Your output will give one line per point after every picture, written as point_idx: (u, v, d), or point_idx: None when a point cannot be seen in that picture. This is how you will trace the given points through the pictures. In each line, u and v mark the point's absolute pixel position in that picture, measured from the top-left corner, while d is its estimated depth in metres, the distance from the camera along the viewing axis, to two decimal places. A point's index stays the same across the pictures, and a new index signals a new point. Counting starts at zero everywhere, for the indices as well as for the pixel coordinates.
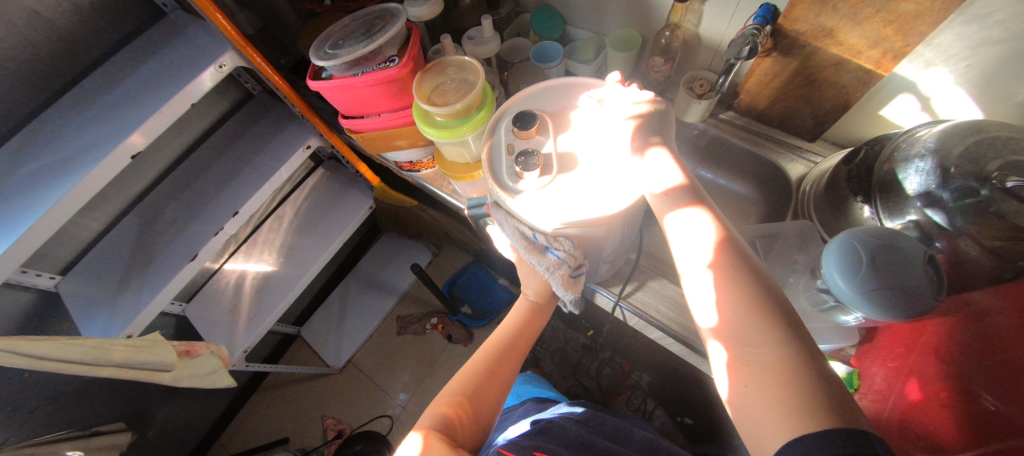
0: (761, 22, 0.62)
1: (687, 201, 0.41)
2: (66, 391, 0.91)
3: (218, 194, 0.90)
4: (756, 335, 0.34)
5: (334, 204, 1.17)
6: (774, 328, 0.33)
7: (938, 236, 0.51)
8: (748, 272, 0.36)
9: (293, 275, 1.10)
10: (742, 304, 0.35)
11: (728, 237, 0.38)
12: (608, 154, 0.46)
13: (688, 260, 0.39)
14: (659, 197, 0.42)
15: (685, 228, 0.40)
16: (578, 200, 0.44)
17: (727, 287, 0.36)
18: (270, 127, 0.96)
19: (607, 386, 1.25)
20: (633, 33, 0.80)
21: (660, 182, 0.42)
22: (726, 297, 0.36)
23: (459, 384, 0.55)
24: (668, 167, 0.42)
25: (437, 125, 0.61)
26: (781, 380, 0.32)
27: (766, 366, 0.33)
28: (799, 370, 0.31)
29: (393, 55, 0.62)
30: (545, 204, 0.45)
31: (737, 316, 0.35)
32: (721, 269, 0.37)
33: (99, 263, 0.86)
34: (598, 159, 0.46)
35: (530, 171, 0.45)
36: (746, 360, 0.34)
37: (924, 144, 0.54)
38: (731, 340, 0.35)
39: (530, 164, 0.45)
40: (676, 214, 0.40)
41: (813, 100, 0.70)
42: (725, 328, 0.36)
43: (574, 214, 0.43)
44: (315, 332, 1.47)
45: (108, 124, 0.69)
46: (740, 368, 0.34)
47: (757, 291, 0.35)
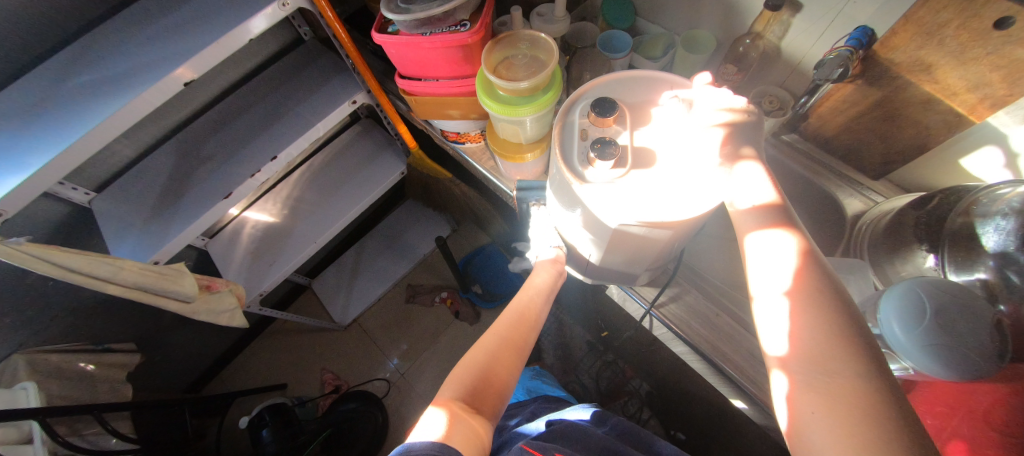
0: (854, 45, 0.59)
1: (777, 223, 0.41)
2: (88, 305, 0.93)
3: (257, 136, 0.89)
4: (830, 365, 0.34)
5: (367, 163, 1.16)
6: (851, 360, 0.33)
7: (1004, 300, 0.49)
8: (830, 305, 0.36)
9: (316, 228, 1.09)
10: (817, 333, 0.35)
11: (811, 265, 0.38)
12: (690, 158, 0.43)
13: (763, 284, 0.40)
14: (745, 211, 0.43)
15: (765, 252, 0.40)
16: (652, 200, 0.42)
17: (803, 313, 0.36)
18: (318, 76, 0.94)
19: (606, 388, 1.26)
20: (709, 35, 0.77)
21: (748, 197, 0.43)
22: (803, 329, 0.36)
23: (477, 356, 0.53)
24: (761, 183, 0.42)
25: (501, 100, 0.58)
26: (854, 414, 0.31)
27: (836, 403, 0.33)
28: (874, 406, 0.31)
29: (465, 20, 0.59)
30: (616, 199, 0.43)
31: (810, 348, 0.35)
32: (798, 299, 0.37)
33: (134, 186, 0.86)
34: (679, 162, 0.43)
35: (605, 161, 0.42)
36: (815, 395, 0.34)
37: (1008, 202, 0.50)
38: (803, 368, 0.35)
39: (606, 152, 0.42)
40: (759, 234, 0.41)
41: (889, 136, 0.66)
42: (795, 359, 0.36)
43: (651, 213, 0.41)
44: (326, 286, 1.48)
45: (163, 47, 0.68)
46: (808, 396, 0.34)
47: (837, 328, 0.35)
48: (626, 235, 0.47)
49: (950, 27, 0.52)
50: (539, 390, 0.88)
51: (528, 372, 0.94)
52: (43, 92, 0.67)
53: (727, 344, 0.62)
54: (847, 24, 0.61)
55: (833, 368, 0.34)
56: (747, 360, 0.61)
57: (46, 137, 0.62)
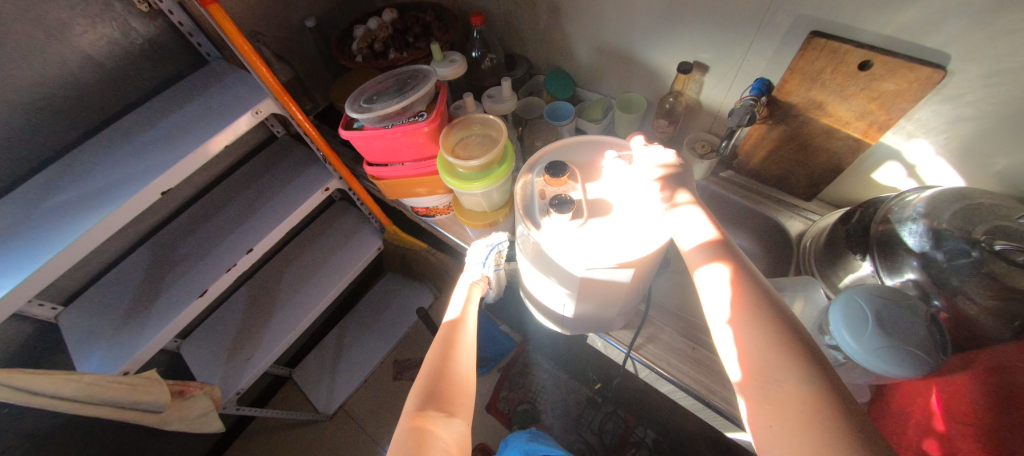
0: (757, 94, 0.69)
1: (721, 257, 0.44)
2: (44, 430, 0.86)
3: (232, 231, 0.91)
4: (777, 370, 0.37)
5: (343, 243, 1.19)
6: (793, 363, 0.37)
7: (936, 294, 0.54)
8: (767, 314, 0.40)
9: (294, 315, 1.08)
10: (759, 345, 0.39)
11: (747, 280, 0.42)
12: (638, 204, 0.49)
13: (712, 313, 0.43)
14: (691, 248, 0.46)
15: (708, 279, 0.44)
16: (610, 245, 0.46)
17: (746, 330, 0.40)
18: (291, 168, 0.99)
19: (611, 442, 1.19)
20: (639, 96, 0.88)
21: (692, 235, 0.46)
22: (749, 339, 0.40)
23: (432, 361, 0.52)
24: (700, 222, 0.46)
25: (458, 176, 0.64)
26: (802, 416, 0.34)
27: (788, 402, 0.36)
28: (818, 406, 0.34)
29: (422, 110, 0.67)
30: (574, 245, 0.47)
31: (758, 355, 0.39)
32: (739, 311, 0.41)
33: (104, 296, 0.85)
34: (628, 208, 0.49)
35: (563, 213, 0.46)
36: (770, 397, 0.37)
37: (915, 208, 0.58)
38: (754, 380, 0.38)
39: (564, 206, 0.46)
40: (705, 268, 0.44)
41: (807, 163, 0.75)
42: (748, 367, 0.39)
43: (608, 254, 0.45)
44: (308, 374, 1.42)
45: (143, 160, 0.72)
46: (763, 406, 0.37)
47: (776, 333, 0.38)
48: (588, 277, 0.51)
49: (826, 72, 0.63)
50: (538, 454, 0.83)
51: (525, 435, 0.89)
52: (20, 214, 0.69)
53: (707, 376, 0.64)
54: (749, 77, 0.73)
55: (779, 375, 0.37)
56: (731, 389, 0.62)
57: (21, 258, 0.63)
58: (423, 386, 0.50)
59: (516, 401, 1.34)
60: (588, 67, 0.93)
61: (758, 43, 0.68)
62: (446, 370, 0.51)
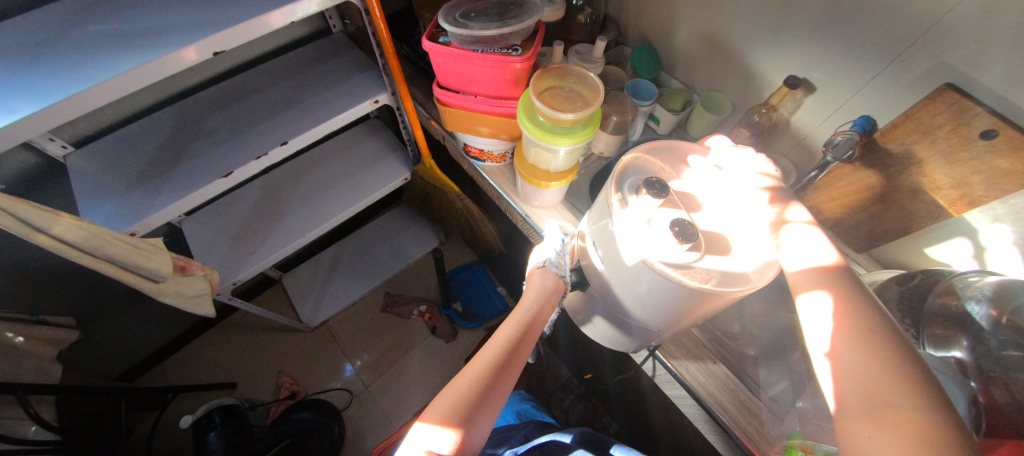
0: (858, 131, 0.66)
1: (832, 279, 0.39)
2: (32, 269, 0.83)
3: (267, 118, 0.85)
4: (883, 394, 0.33)
5: (370, 163, 1.13)
6: (905, 388, 0.32)
7: (975, 377, 0.53)
8: (878, 332, 0.35)
9: (307, 221, 1.04)
10: (865, 362, 0.35)
11: (856, 296, 0.38)
12: (739, 218, 0.46)
13: (811, 340, 0.39)
14: (797, 271, 0.41)
15: (814, 290, 0.39)
16: (724, 279, 0.42)
17: (849, 343, 0.36)
18: (341, 69, 0.92)
19: (576, 421, 1.25)
20: (726, 99, 0.84)
21: (806, 258, 0.41)
22: (853, 355, 0.35)
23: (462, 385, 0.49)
24: (819, 243, 0.41)
25: (540, 126, 0.60)
26: (916, 441, 0.30)
27: (897, 427, 0.31)
28: (936, 434, 0.29)
29: (517, 45, 0.61)
30: (682, 275, 0.42)
31: (862, 374, 0.34)
32: (845, 324, 0.37)
33: (121, 149, 0.79)
34: (729, 221, 0.46)
35: (683, 242, 0.40)
36: (874, 420, 0.33)
37: (981, 289, 0.57)
38: (855, 398, 0.34)
39: (686, 235, 0.41)
40: (810, 293, 0.39)
41: (877, 217, 0.73)
42: (849, 387, 0.35)
43: (723, 267, 0.43)
44: (299, 282, 1.40)
45: (196, 14, 0.65)
46: (862, 423, 0.33)
47: (884, 351, 0.34)
48: (691, 304, 0.46)
49: (943, 130, 0.59)
50: (528, 415, 0.86)
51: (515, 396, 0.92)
52: (52, 34, 0.63)
53: (721, 391, 0.65)
54: (854, 111, 0.69)
55: (888, 400, 0.33)
56: (741, 412, 0.62)
57: (48, 83, 0.57)
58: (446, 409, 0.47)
59: None
60: (682, 54, 0.87)
61: (882, 79, 0.63)
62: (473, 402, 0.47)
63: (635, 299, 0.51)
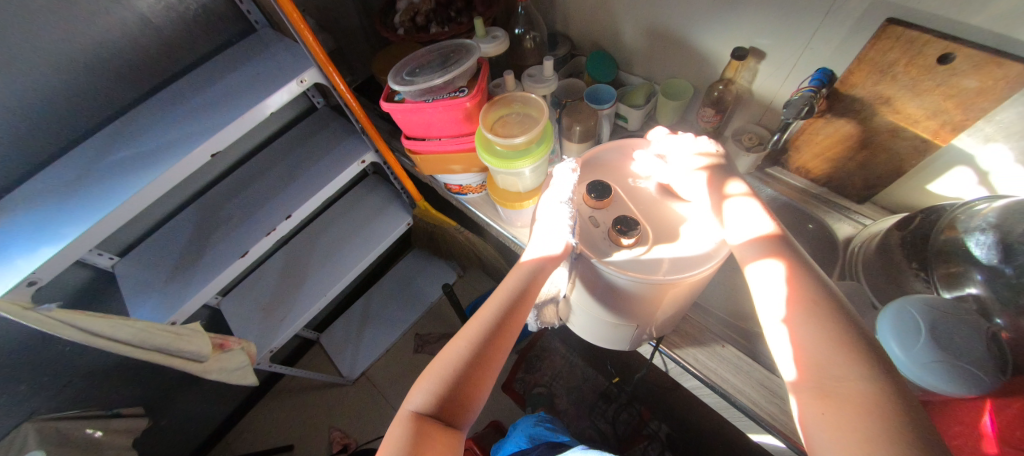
0: (817, 85, 0.65)
1: (775, 249, 0.41)
2: (103, 370, 0.94)
3: (272, 197, 0.94)
4: (834, 368, 0.34)
5: (374, 217, 1.21)
6: (852, 361, 0.34)
7: (999, 313, 0.51)
8: (826, 304, 0.37)
9: (327, 281, 1.12)
10: (817, 334, 0.36)
11: (803, 270, 0.39)
12: (683, 204, 0.48)
13: (764, 310, 0.40)
14: (742, 243, 0.42)
15: (763, 262, 0.40)
16: (675, 264, 0.43)
17: (800, 315, 0.37)
18: (330, 139, 1.01)
19: (624, 432, 1.18)
20: (686, 84, 0.85)
21: (747, 230, 0.42)
22: (803, 328, 0.37)
23: (452, 359, 0.44)
24: (756, 216, 0.43)
25: (497, 155, 0.64)
26: (863, 414, 0.31)
27: (846, 398, 0.33)
28: (883, 404, 0.31)
29: (463, 86, 0.67)
30: (636, 271, 0.43)
31: (814, 346, 0.36)
32: (795, 299, 0.38)
33: (156, 250, 0.90)
34: (676, 207, 0.48)
35: (627, 238, 0.45)
36: (824, 393, 0.34)
37: (984, 218, 0.54)
38: (811, 370, 0.35)
39: (629, 230, 0.45)
40: (759, 262, 0.40)
41: (865, 164, 0.70)
42: (803, 360, 0.36)
43: (672, 256, 0.44)
44: (335, 339, 1.48)
45: (194, 124, 0.75)
46: (816, 398, 0.34)
47: (834, 323, 0.36)
48: (652, 296, 0.47)
49: (899, 65, 0.58)
50: (542, 437, 0.87)
51: (532, 418, 0.92)
52: (83, 167, 0.74)
53: (737, 374, 0.63)
54: (809, 67, 0.68)
55: (838, 372, 0.34)
56: (760, 391, 0.60)
57: (84, 209, 0.67)
58: (434, 385, 0.43)
59: (531, 384, 1.34)
60: (635, 50, 0.89)
61: (826, 29, 0.63)
62: (463, 381, 0.43)
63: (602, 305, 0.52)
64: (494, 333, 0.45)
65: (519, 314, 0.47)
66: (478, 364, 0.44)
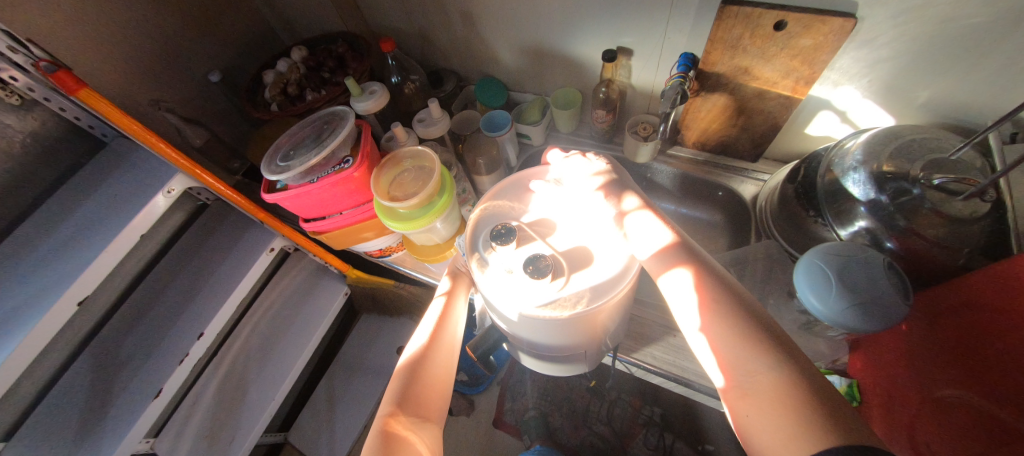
0: (684, 70, 0.68)
1: (676, 257, 0.44)
2: None
3: (178, 317, 0.84)
4: (748, 365, 0.37)
5: (307, 298, 1.12)
6: (760, 355, 0.37)
7: (888, 237, 0.56)
8: (730, 304, 0.40)
9: (273, 382, 1.02)
10: (726, 333, 0.39)
11: (707, 275, 0.42)
12: (591, 224, 0.47)
13: (683, 321, 0.42)
14: (649, 257, 0.44)
15: (671, 271, 0.43)
16: (595, 289, 0.42)
17: (711, 318, 0.40)
18: (231, 235, 0.93)
19: (620, 429, 1.19)
20: (572, 91, 0.87)
21: (650, 244, 0.45)
22: (715, 331, 0.39)
23: (406, 367, 0.52)
24: (655, 228, 0.46)
25: (401, 217, 0.60)
26: (777, 406, 0.34)
27: (762, 393, 0.36)
28: (790, 391, 0.34)
29: (347, 155, 0.63)
30: (556, 308, 0.42)
31: (727, 346, 0.38)
32: (704, 304, 0.41)
33: (45, 424, 0.75)
34: (584, 227, 0.46)
35: (542, 277, 0.41)
36: (744, 390, 0.37)
37: (853, 157, 0.60)
38: (731, 369, 0.38)
39: (541, 269, 0.41)
40: (668, 274, 0.43)
41: (747, 127, 0.75)
42: (722, 362, 0.39)
43: (590, 282, 0.42)
44: (304, 434, 1.36)
45: (49, 271, 0.64)
46: (742, 397, 0.37)
47: (739, 321, 0.39)
48: (583, 326, 0.45)
49: (745, 38, 0.62)
50: None
51: None
52: None
53: (693, 361, 0.64)
54: (673, 52, 0.71)
55: (750, 367, 0.37)
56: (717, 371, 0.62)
57: None
58: (394, 392, 0.49)
59: (522, 410, 1.30)
60: (517, 70, 0.89)
61: (675, 19, 0.66)
62: (420, 381, 0.50)
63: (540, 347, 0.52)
64: (436, 336, 0.54)
65: (451, 318, 0.57)
66: (423, 362, 0.52)
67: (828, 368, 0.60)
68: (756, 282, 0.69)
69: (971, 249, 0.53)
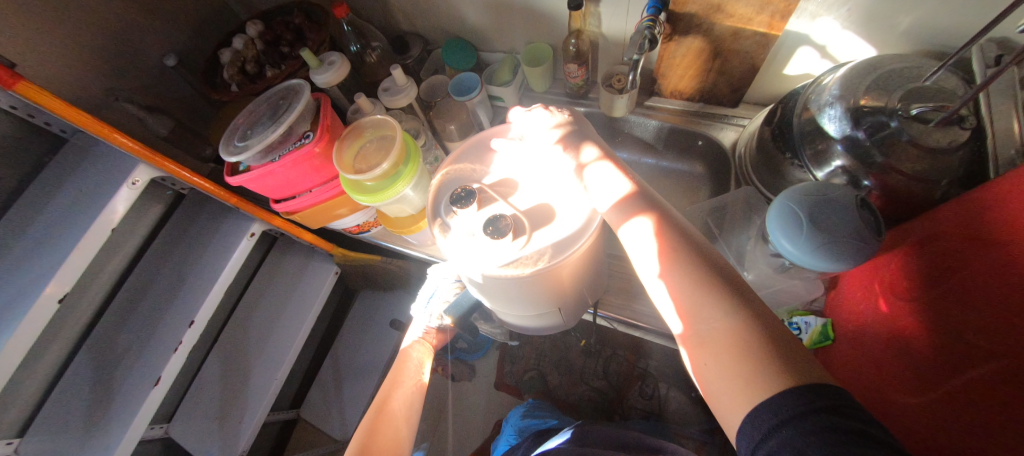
0: (653, 13, 0.62)
1: (637, 208, 0.43)
2: None
3: (168, 308, 0.85)
4: (705, 313, 0.37)
5: (299, 280, 1.13)
6: (716, 302, 0.37)
7: (865, 175, 0.55)
8: (688, 254, 0.40)
9: (272, 364, 1.04)
10: (684, 283, 0.39)
11: (667, 226, 0.42)
12: (551, 180, 0.46)
13: (643, 271, 0.42)
14: (609, 209, 0.44)
15: (630, 223, 0.43)
16: (557, 245, 0.41)
17: (670, 268, 0.40)
18: (210, 224, 0.92)
19: (617, 382, 1.23)
20: (542, 46, 0.82)
21: (610, 195, 0.44)
22: (673, 281, 0.40)
23: (365, 423, 0.62)
24: (613, 178, 0.45)
25: (368, 189, 0.59)
26: (732, 352, 0.35)
27: (718, 340, 0.36)
28: (745, 337, 0.35)
29: (307, 130, 0.61)
30: (518, 267, 0.41)
31: (685, 295, 0.39)
32: (663, 255, 0.41)
33: (54, 418, 0.77)
34: (545, 183, 0.45)
35: (502, 237, 0.40)
36: (701, 338, 0.37)
37: (830, 92, 0.57)
38: (689, 318, 0.39)
39: (501, 229, 0.41)
40: (627, 224, 0.43)
41: (724, 71, 0.71)
42: (680, 312, 0.39)
43: (552, 238, 0.41)
44: (316, 409, 1.41)
45: (23, 274, 0.64)
46: (699, 345, 0.38)
47: (697, 270, 0.39)
48: (549, 283, 0.45)
49: None
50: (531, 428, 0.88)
51: (519, 410, 0.93)
52: None
53: None
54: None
55: (707, 315, 0.37)
56: None
57: None
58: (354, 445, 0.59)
59: (522, 372, 1.34)
60: (483, 28, 0.85)
61: None
62: (374, 430, 0.61)
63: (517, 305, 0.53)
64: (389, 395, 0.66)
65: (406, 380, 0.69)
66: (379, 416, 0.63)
67: (805, 309, 0.61)
68: (735, 230, 0.69)
69: (953, 181, 0.51)
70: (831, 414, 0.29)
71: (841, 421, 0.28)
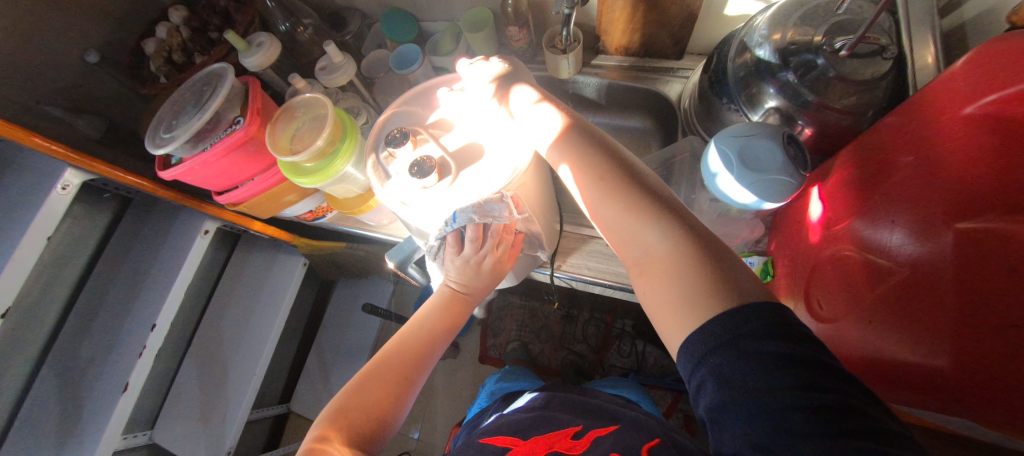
0: None
1: (570, 149, 0.44)
2: None
3: (128, 315, 0.83)
4: (641, 239, 0.40)
5: (267, 276, 1.11)
6: (648, 228, 0.39)
7: (798, 115, 0.55)
8: (622, 185, 0.41)
9: (247, 361, 1.04)
10: (617, 213, 0.41)
11: (602, 161, 0.43)
12: (487, 123, 0.48)
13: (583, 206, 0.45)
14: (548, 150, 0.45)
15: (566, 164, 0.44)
16: (481, 184, 0.44)
17: (604, 204, 0.42)
18: (161, 226, 0.89)
19: (596, 344, 1.27)
20: (482, 10, 0.79)
21: (542, 136, 0.46)
22: (610, 213, 0.42)
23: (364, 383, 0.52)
24: (547, 120, 0.46)
25: (308, 171, 0.57)
26: (665, 274, 0.38)
27: (654, 263, 0.39)
28: (675, 259, 0.37)
29: (238, 115, 0.59)
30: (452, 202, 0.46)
31: (621, 225, 0.41)
32: (597, 191, 0.42)
33: (27, 436, 0.76)
34: (481, 127, 0.48)
35: (427, 175, 0.43)
36: (641, 261, 0.40)
37: (760, 32, 0.58)
38: (629, 244, 0.41)
39: (425, 167, 0.43)
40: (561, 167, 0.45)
41: (664, 21, 0.70)
42: (621, 240, 0.42)
43: (477, 177, 0.45)
44: (305, 402, 1.42)
45: None
46: (638, 269, 0.41)
47: (630, 201, 0.40)
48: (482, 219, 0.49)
49: None
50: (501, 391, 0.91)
51: (495, 377, 0.97)
52: None
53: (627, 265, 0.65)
54: None
55: (643, 241, 0.40)
56: None
57: None
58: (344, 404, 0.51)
59: (504, 344, 1.36)
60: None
61: None
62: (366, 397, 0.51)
63: (464, 246, 0.57)
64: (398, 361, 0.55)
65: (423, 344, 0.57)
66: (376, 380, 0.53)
67: (750, 250, 0.63)
68: (682, 181, 0.70)
69: (876, 111, 0.51)
70: (754, 338, 0.31)
71: (759, 346, 0.31)
